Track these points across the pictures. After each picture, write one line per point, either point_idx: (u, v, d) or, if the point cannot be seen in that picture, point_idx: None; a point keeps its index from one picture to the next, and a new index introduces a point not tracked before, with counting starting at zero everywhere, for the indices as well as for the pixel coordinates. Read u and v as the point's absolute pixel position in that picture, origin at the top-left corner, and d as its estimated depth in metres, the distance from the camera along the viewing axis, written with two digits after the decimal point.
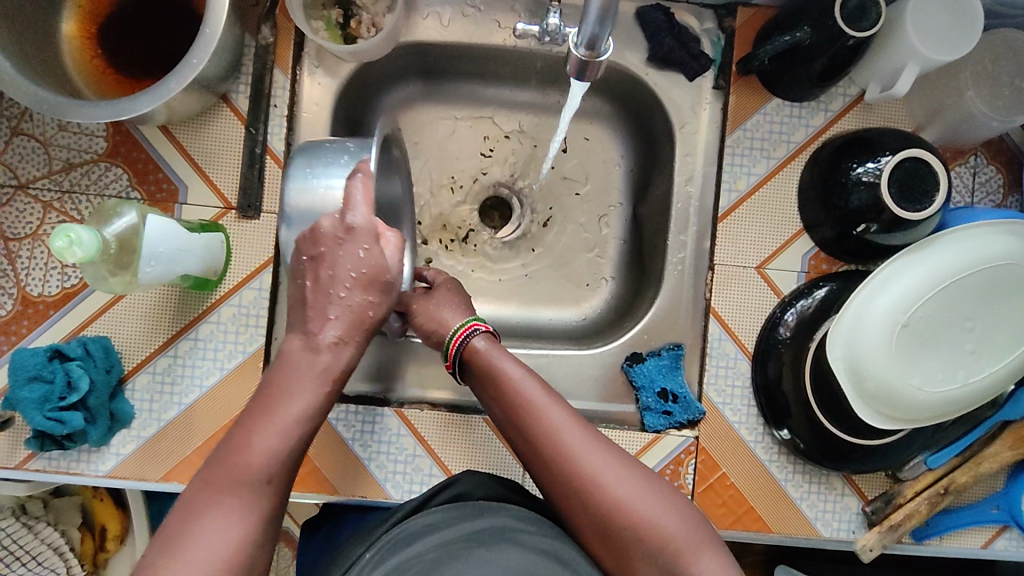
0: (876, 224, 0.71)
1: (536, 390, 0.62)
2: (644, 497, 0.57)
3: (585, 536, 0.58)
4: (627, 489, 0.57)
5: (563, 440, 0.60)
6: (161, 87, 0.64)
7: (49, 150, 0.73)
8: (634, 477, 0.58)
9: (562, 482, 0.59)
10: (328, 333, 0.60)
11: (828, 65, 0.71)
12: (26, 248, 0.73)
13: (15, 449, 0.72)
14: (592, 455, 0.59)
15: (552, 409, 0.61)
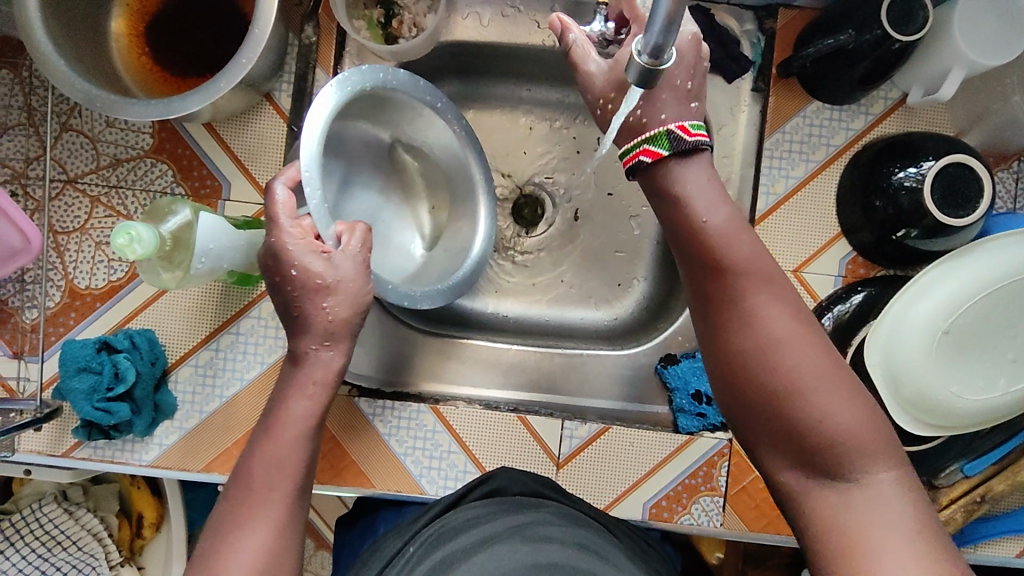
0: (917, 230, 0.70)
1: (738, 246, 0.57)
2: (823, 380, 0.54)
3: (736, 400, 0.57)
4: (807, 368, 0.54)
5: (750, 304, 0.55)
6: (212, 88, 0.65)
7: (97, 146, 0.75)
8: (818, 359, 0.54)
9: (737, 345, 0.56)
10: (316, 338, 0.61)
11: (871, 68, 0.71)
12: (74, 241, 0.75)
13: (62, 437, 0.74)
14: (780, 325, 0.55)
15: (749, 267, 0.56)
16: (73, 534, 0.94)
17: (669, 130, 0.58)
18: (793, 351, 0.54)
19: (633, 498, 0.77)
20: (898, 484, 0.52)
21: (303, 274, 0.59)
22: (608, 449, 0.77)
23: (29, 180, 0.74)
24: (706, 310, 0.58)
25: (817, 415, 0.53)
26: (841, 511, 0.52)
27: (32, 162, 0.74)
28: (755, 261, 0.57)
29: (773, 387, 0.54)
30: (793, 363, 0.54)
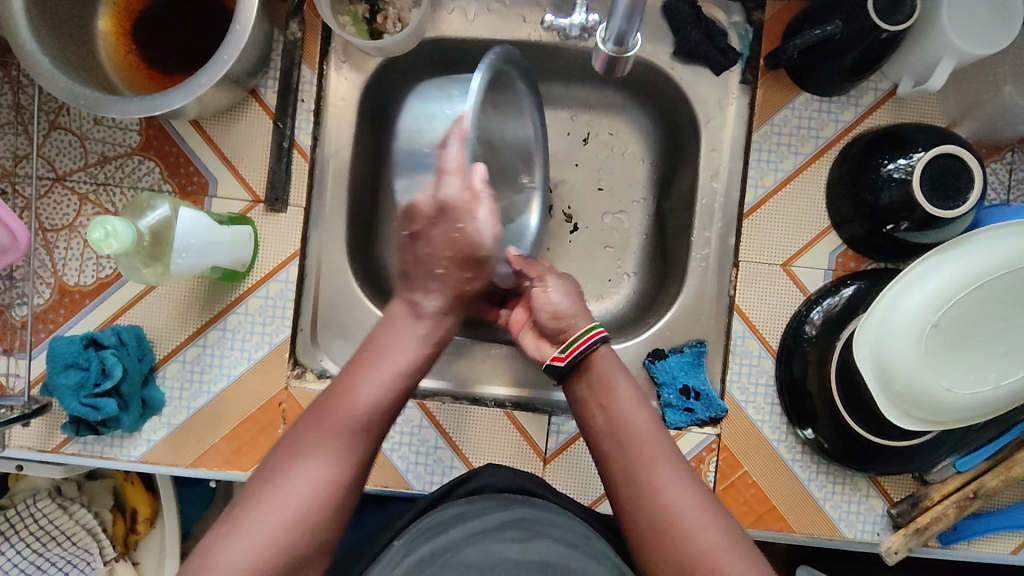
0: (907, 222, 0.70)
1: (642, 418, 0.61)
2: (698, 515, 0.56)
3: (632, 538, 0.58)
4: (691, 509, 0.56)
5: (643, 447, 0.59)
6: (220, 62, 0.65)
7: (85, 143, 0.75)
8: (696, 497, 0.57)
9: (628, 479, 0.59)
10: (431, 302, 0.64)
11: (859, 60, 0.70)
12: (63, 238, 0.75)
13: (53, 433, 0.74)
14: (666, 469, 0.58)
15: (643, 430, 0.60)
16: (67, 529, 0.95)
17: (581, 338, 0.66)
18: (676, 492, 0.57)
19: None
20: None
21: (463, 237, 0.65)
22: None
23: (18, 179, 0.75)
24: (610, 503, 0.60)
25: (696, 553, 0.55)
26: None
27: (20, 160, 0.75)
28: (650, 425, 0.61)
29: (655, 521, 0.56)
30: (672, 504, 0.56)
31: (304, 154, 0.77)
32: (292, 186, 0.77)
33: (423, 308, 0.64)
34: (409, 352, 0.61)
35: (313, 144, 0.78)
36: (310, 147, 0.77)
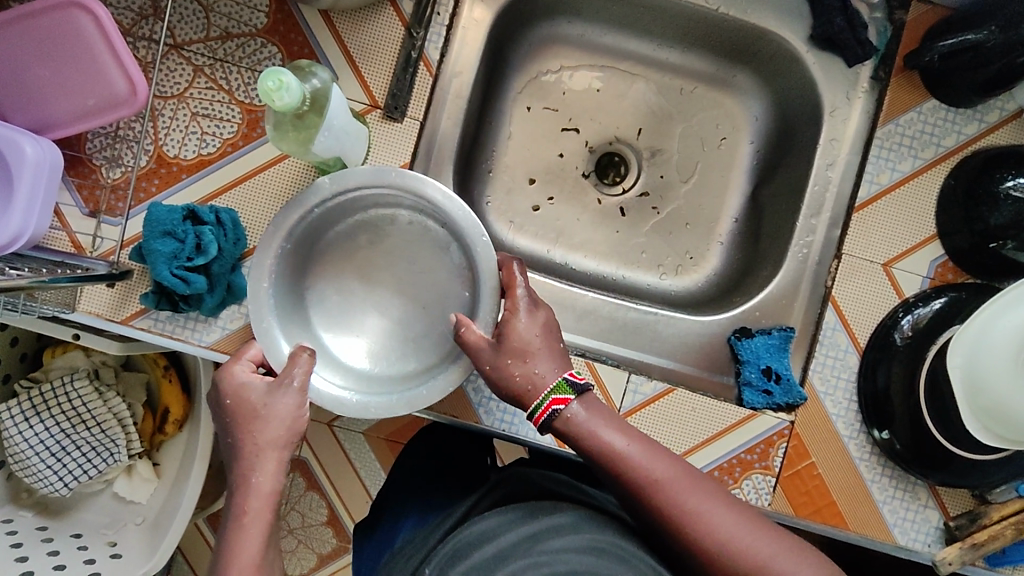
0: (1012, 242, 0.71)
1: (654, 461, 0.59)
2: (753, 537, 0.56)
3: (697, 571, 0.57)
4: (738, 529, 0.56)
5: (661, 486, 0.58)
6: (299, 198, 0.66)
7: (209, 15, 0.73)
8: (748, 523, 0.56)
9: (665, 522, 0.57)
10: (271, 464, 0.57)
11: (993, 77, 0.70)
12: (170, 107, 0.73)
13: (125, 303, 0.72)
14: (693, 496, 0.57)
15: (664, 476, 0.58)
16: (98, 414, 0.93)
17: (566, 376, 0.62)
18: (726, 520, 0.56)
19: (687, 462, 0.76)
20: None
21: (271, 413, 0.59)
22: (669, 409, 0.76)
23: (134, 38, 0.72)
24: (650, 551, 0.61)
25: (758, 564, 0.54)
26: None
27: (143, 20, 0.72)
28: (670, 470, 0.59)
29: (714, 551, 0.55)
30: (724, 533, 0.56)
31: (431, 70, 0.76)
32: (413, 98, 0.75)
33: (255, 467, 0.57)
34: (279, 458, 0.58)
35: (440, 60, 0.76)
36: (437, 63, 0.76)
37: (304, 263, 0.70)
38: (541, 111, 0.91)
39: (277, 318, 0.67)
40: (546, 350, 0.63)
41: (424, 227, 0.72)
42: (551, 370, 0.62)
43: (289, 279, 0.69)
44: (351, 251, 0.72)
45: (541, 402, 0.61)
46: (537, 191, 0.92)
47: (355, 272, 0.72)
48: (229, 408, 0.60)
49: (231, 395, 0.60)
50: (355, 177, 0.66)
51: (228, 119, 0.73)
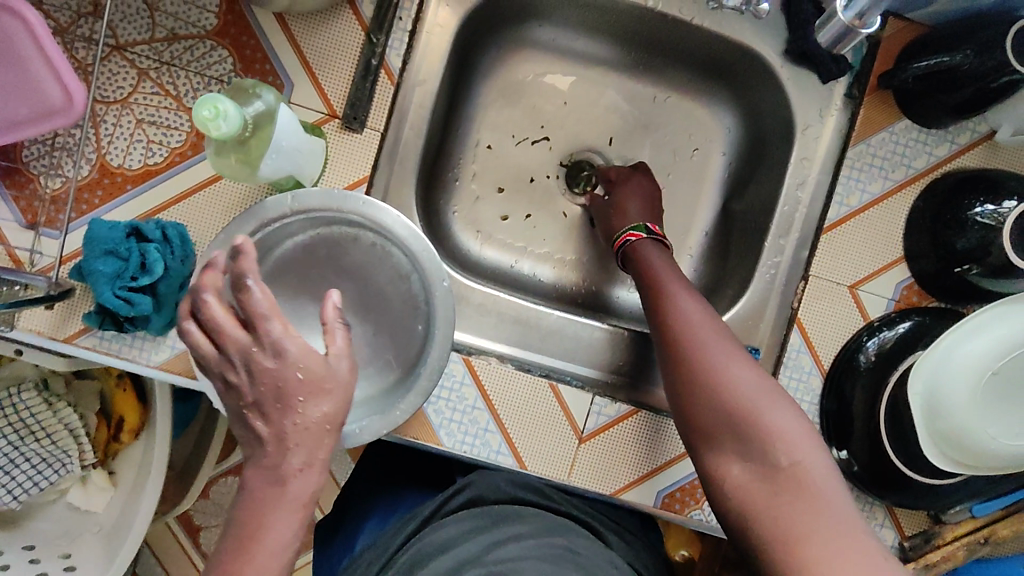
0: (979, 268, 0.70)
1: (697, 313, 0.67)
2: (760, 390, 0.60)
3: (694, 418, 0.63)
4: (750, 378, 0.60)
5: (694, 333, 0.65)
6: (259, 208, 0.64)
7: (154, 15, 0.68)
8: (759, 376, 0.61)
9: (684, 363, 0.64)
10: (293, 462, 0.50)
11: (968, 100, 0.68)
12: (113, 114, 0.69)
13: (67, 321, 0.69)
14: (716, 348, 0.64)
15: (700, 321, 0.66)
16: (49, 426, 0.90)
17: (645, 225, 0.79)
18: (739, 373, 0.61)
19: (648, 483, 0.76)
20: (827, 473, 0.55)
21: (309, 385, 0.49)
22: (632, 431, 0.76)
23: (72, 38, 0.68)
24: (665, 345, 0.67)
25: (745, 403, 0.59)
26: (773, 499, 0.55)
27: (81, 18, 0.68)
28: (710, 327, 0.66)
29: (714, 389, 0.61)
30: (730, 378, 0.61)
31: (392, 78, 0.72)
32: (373, 107, 0.71)
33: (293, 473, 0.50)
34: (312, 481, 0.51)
35: (402, 68, 0.73)
36: (398, 71, 0.72)
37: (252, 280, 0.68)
38: (510, 117, 0.89)
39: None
40: (642, 209, 0.82)
41: (386, 251, 0.70)
42: (637, 219, 0.80)
43: None
44: (308, 266, 0.71)
45: (629, 229, 0.78)
46: (505, 200, 0.89)
47: (307, 289, 0.71)
48: (280, 371, 0.49)
49: (276, 358, 0.48)
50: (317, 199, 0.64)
51: (176, 127, 0.69)
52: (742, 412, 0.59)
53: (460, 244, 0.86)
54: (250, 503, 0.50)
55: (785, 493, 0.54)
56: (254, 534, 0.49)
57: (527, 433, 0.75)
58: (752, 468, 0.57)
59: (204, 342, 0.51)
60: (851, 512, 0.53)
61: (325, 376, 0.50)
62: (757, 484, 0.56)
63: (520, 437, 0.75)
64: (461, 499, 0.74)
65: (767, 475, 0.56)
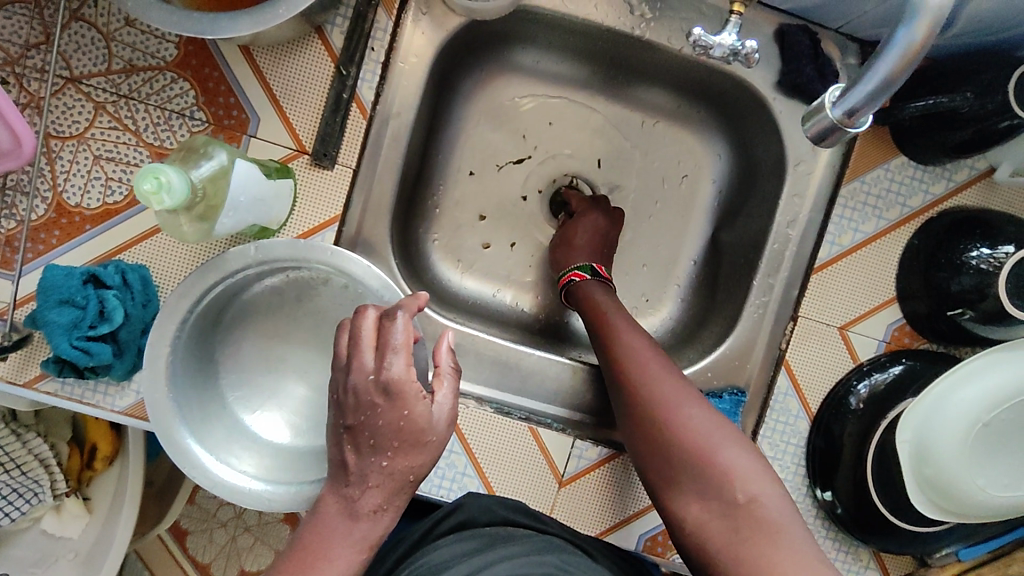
0: (972, 312, 0.67)
1: (642, 347, 0.66)
2: (710, 427, 0.58)
3: (649, 458, 0.61)
4: (701, 415, 0.59)
5: (641, 367, 0.64)
6: (219, 261, 0.60)
7: (110, 45, 0.65)
8: (709, 413, 0.59)
9: (635, 400, 0.62)
10: (367, 501, 0.52)
11: (970, 139, 0.65)
12: (69, 150, 0.65)
13: (26, 367, 0.66)
14: (664, 382, 0.62)
15: (646, 355, 0.65)
16: (18, 458, 0.87)
17: (592, 265, 0.78)
18: (693, 414, 0.59)
19: (630, 526, 0.74)
20: (789, 512, 0.53)
21: (409, 425, 0.51)
22: (614, 475, 0.74)
23: (23, 69, 0.64)
24: (616, 382, 0.65)
25: (695, 440, 0.57)
26: (732, 537, 0.53)
27: (31, 50, 0.64)
28: (655, 361, 0.64)
29: (666, 428, 0.59)
30: (680, 415, 0.59)
31: (364, 112, 0.69)
32: (344, 143, 0.68)
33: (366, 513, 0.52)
34: (373, 525, 0.53)
35: (375, 101, 0.69)
36: (371, 104, 0.69)
37: (213, 326, 0.64)
38: (492, 142, 0.85)
39: (176, 392, 0.60)
40: (590, 246, 0.78)
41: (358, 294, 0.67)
42: (585, 258, 0.78)
43: (197, 341, 0.62)
44: (276, 309, 0.68)
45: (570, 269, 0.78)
46: (487, 228, 0.86)
47: (275, 331, 0.68)
48: (385, 410, 0.50)
49: (391, 393, 0.50)
50: (280, 251, 0.61)
51: (136, 163, 0.66)
52: (697, 452, 0.57)
53: (439, 275, 0.83)
54: (316, 529, 0.53)
55: (746, 531, 0.53)
56: (314, 562, 0.51)
57: (505, 476, 0.73)
58: (711, 507, 0.56)
59: (337, 343, 0.54)
60: (812, 546, 0.52)
61: (423, 431, 0.51)
62: (717, 522, 0.55)
63: (500, 480, 0.73)
64: (454, 521, 0.68)
65: (727, 512, 0.54)
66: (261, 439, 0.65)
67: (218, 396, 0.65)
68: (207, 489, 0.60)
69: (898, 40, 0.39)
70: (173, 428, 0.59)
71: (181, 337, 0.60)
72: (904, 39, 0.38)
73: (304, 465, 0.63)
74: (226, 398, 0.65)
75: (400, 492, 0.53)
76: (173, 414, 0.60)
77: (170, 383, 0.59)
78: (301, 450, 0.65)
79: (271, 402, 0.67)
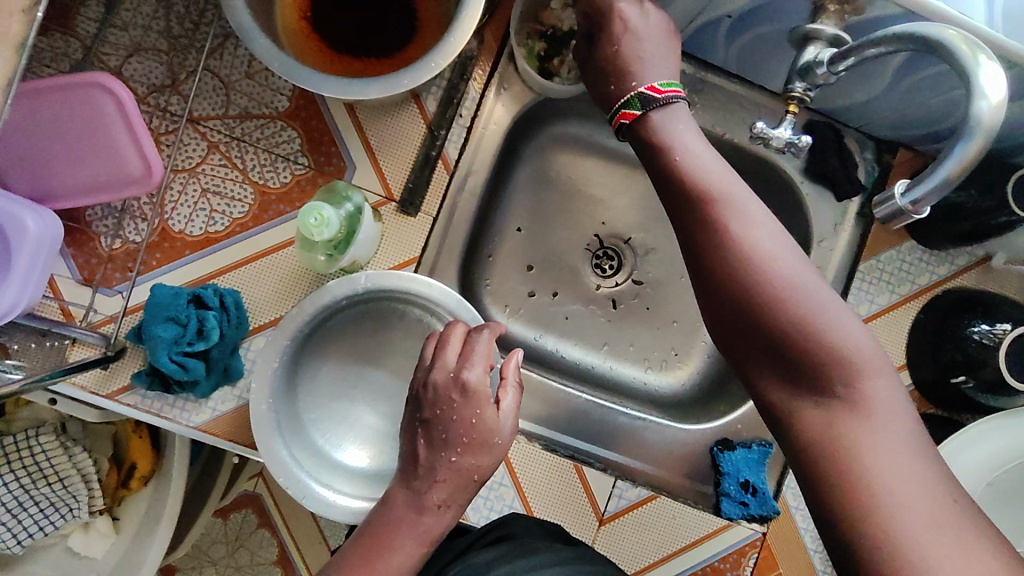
0: (974, 381, 0.76)
1: (721, 181, 0.56)
2: (816, 297, 0.52)
3: (732, 321, 0.54)
4: (804, 286, 0.52)
5: (728, 215, 0.55)
6: (326, 290, 0.67)
7: (229, 93, 0.73)
8: (808, 273, 0.53)
9: (715, 257, 0.54)
10: (433, 496, 0.57)
11: (971, 230, 0.76)
12: (179, 182, 0.72)
13: (113, 378, 0.70)
14: (755, 237, 0.54)
15: (733, 204, 0.55)
16: (62, 470, 0.89)
17: (640, 92, 0.61)
18: (784, 275, 0.52)
19: (661, 569, 0.78)
20: (886, 388, 0.50)
21: (479, 425, 0.57)
22: (650, 517, 0.79)
23: (149, 108, 0.72)
24: (695, 237, 0.56)
25: (795, 299, 0.51)
26: (825, 420, 0.50)
27: (159, 91, 0.72)
28: (736, 198, 0.56)
29: (759, 296, 0.52)
30: (774, 276, 0.52)
31: (448, 167, 0.77)
32: (428, 194, 0.76)
33: (431, 508, 0.57)
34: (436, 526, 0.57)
35: (457, 158, 0.77)
36: (454, 160, 0.77)
37: (303, 351, 0.70)
38: (545, 201, 0.94)
39: (274, 405, 0.66)
40: None
41: (432, 326, 0.73)
42: None
43: (292, 362, 0.68)
44: (356, 338, 0.73)
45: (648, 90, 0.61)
46: (534, 278, 0.93)
47: (351, 359, 0.73)
48: (460, 407, 0.57)
49: (465, 390, 0.58)
50: (383, 282, 0.67)
51: (239, 198, 0.73)
52: (784, 313, 0.51)
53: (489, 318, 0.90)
54: (386, 520, 0.57)
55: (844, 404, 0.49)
56: (383, 550, 0.56)
57: (550, 511, 0.77)
58: (842, 468, 0.48)
59: (423, 349, 0.63)
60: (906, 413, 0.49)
61: (490, 432, 0.58)
62: (832, 492, 0.47)
63: (543, 515, 0.77)
64: (496, 534, 0.71)
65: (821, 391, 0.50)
66: (337, 459, 0.69)
67: (300, 415, 0.69)
68: (297, 498, 0.65)
69: (955, 151, 0.49)
70: (272, 438, 0.65)
71: (286, 354, 0.67)
72: (960, 151, 0.48)
73: (377, 484, 0.68)
74: (305, 418, 0.70)
75: (463, 490, 0.58)
76: (271, 425, 0.65)
77: (271, 396, 0.65)
78: (373, 470, 0.69)
79: (343, 426, 0.71)
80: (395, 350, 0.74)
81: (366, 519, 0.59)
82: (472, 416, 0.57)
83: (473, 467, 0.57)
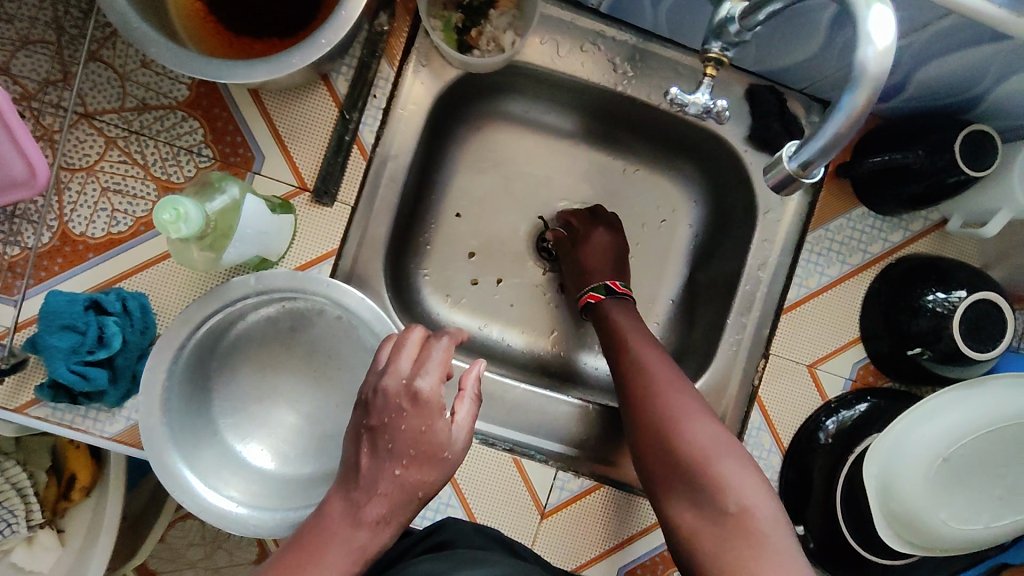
0: (930, 352, 0.71)
1: (659, 368, 0.70)
2: (725, 453, 0.62)
3: (654, 465, 0.66)
4: (714, 446, 0.62)
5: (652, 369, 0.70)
6: (223, 290, 0.63)
7: (124, 84, 0.69)
8: (724, 442, 0.63)
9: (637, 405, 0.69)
10: (371, 511, 0.53)
11: (921, 193, 0.71)
12: (77, 181, 0.68)
13: (19, 391, 0.67)
14: (675, 402, 0.67)
15: (663, 376, 0.69)
16: None
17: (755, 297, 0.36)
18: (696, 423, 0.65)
19: (609, 560, 0.75)
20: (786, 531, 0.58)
21: (428, 436, 0.53)
22: (595, 508, 0.76)
23: (39, 104, 0.68)
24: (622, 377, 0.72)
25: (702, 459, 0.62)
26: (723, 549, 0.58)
27: (48, 86, 0.68)
28: (668, 375, 0.69)
29: (675, 452, 0.63)
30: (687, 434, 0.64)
31: (364, 152, 0.73)
32: (344, 181, 0.72)
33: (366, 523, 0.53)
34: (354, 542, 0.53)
35: (375, 143, 0.74)
36: (371, 146, 0.73)
37: (211, 356, 0.66)
38: (483, 184, 0.90)
39: (168, 418, 0.61)
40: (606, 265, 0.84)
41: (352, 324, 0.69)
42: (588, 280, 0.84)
43: (191, 369, 0.64)
44: (272, 339, 0.70)
45: None
46: (475, 265, 0.89)
47: (268, 361, 0.70)
48: (410, 415, 0.52)
49: (416, 398, 0.53)
50: (282, 281, 0.64)
51: (141, 196, 0.69)
52: (695, 460, 0.62)
53: (428, 309, 0.86)
54: (316, 533, 0.53)
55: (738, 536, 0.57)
56: (306, 565, 0.52)
57: (490, 508, 0.74)
58: None
59: (378, 352, 0.58)
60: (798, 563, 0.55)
61: (441, 445, 0.53)
62: None
63: (483, 514, 0.74)
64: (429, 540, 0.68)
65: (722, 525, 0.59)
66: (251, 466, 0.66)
67: (210, 422, 0.66)
68: (194, 513, 0.61)
69: (843, 105, 0.44)
70: (166, 453, 0.61)
71: (178, 363, 0.62)
72: (848, 104, 0.43)
73: (291, 492, 0.65)
74: (217, 425, 0.67)
75: (406, 506, 0.53)
76: (165, 437, 0.61)
77: (164, 411, 0.61)
78: (294, 475, 0.66)
79: (262, 430, 0.68)
80: (315, 348, 0.70)
81: (296, 536, 0.55)
82: (421, 427, 0.53)
83: (422, 479, 0.53)
